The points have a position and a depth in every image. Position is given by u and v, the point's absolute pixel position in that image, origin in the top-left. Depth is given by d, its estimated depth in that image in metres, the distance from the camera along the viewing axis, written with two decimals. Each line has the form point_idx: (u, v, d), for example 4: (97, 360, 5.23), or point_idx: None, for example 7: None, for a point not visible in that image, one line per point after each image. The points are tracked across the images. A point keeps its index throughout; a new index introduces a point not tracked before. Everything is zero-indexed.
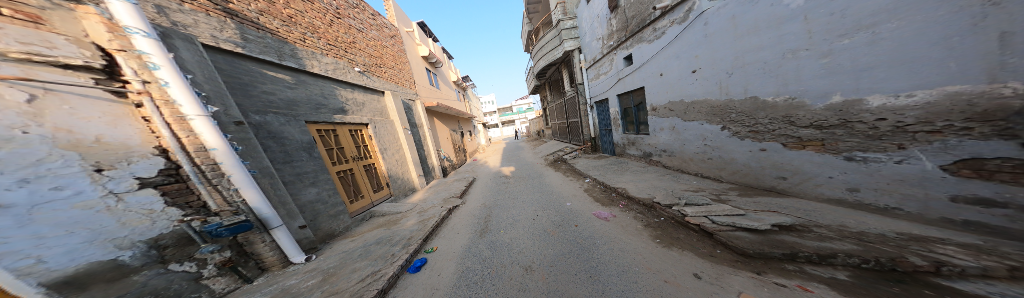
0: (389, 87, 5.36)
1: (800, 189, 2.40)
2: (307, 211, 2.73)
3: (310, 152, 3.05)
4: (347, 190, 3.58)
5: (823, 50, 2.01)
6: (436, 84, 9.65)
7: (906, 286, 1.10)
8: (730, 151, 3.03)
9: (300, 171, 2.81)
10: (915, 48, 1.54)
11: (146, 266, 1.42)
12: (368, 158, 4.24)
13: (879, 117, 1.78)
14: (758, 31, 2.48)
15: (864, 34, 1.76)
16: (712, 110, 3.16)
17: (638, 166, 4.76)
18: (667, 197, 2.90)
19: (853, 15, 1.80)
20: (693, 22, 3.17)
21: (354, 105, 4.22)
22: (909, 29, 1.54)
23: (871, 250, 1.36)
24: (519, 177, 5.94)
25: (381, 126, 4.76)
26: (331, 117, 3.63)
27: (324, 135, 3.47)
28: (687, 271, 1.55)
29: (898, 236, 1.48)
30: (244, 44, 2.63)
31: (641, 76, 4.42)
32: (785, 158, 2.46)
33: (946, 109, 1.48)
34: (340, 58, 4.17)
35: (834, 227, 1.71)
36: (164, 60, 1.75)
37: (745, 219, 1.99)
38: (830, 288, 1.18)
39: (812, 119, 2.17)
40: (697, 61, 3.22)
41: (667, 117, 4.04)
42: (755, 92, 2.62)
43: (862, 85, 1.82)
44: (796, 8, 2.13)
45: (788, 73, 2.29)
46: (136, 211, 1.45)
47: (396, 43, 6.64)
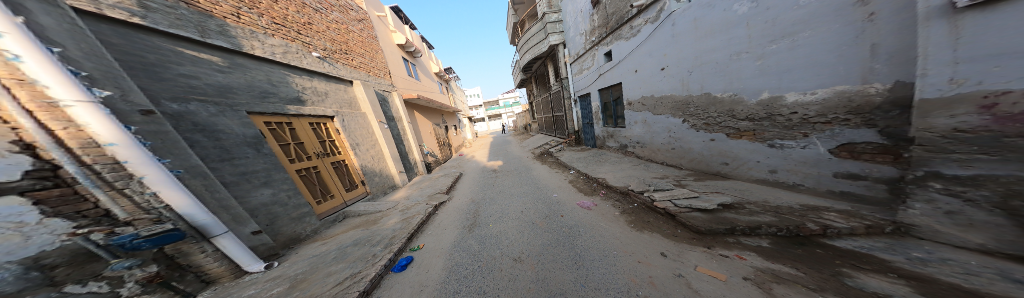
0: (357, 77, 4.87)
1: (736, 172, 2.80)
2: (260, 215, 2.42)
3: (258, 148, 2.66)
4: (312, 190, 3.25)
5: (759, 54, 2.31)
6: (415, 75, 9.02)
7: (806, 248, 1.39)
8: (688, 142, 3.38)
9: (245, 170, 2.45)
10: (820, 54, 1.89)
11: (32, 291, 1.11)
12: (336, 154, 3.87)
13: (792, 111, 2.15)
14: (714, 33, 2.75)
15: (786, 41, 2.08)
16: (676, 105, 3.47)
17: (616, 157, 5.09)
18: (639, 185, 3.18)
19: (780, 24, 2.10)
20: (662, 22, 3.39)
21: (314, 94, 3.76)
22: (818, 38, 1.88)
23: (783, 220, 1.67)
24: (508, 171, 5.96)
25: (350, 119, 4.33)
26: (284, 108, 3.20)
27: (276, 129, 3.05)
28: (655, 251, 1.74)
29: (800, 207, 1.84)
30: (144, 13, 2.13)
31: (620, 72, 4.64)
32: (728, 147, 2.82)
33: (835, 105, 1.88)
34: (292, 41, 3.64)
35: (759, 203, 2.05)
36: (6, 24, 1.24)
37: (698, 200, 2.27)
38: (758, 256, 1.44)
39: (747, 113, 2.53)
40: (666, 59, 3.47)
41: (640, 112, 4.33)
42: (708, 89, 2.94)
43: (782, 84, 2.18)
44: (741, 15, 2.42)
45: (733, 73, 2.60)
46: (2, 223, 1.10)
47: (366, 28, 6.01)
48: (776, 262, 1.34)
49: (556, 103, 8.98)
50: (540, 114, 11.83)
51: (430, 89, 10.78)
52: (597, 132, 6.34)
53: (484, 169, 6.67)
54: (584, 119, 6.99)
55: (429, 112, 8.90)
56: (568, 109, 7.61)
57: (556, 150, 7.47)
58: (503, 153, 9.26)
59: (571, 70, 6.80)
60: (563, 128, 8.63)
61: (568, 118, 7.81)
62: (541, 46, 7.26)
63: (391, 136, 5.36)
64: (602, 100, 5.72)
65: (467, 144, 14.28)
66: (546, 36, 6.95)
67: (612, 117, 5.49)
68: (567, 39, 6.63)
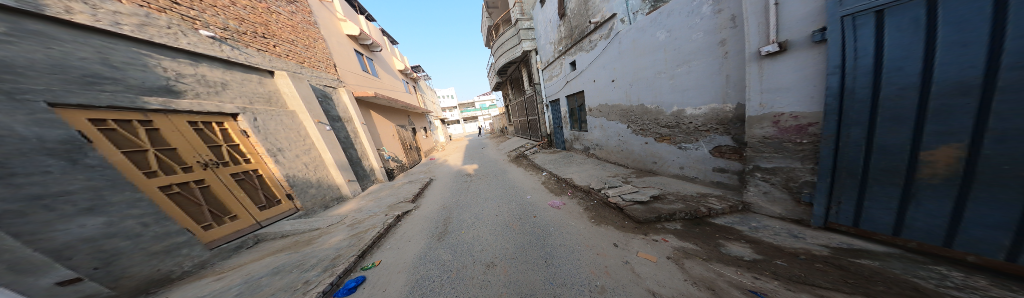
0: (281, 67, 3.95)
1: (661, 169, 3.45)
2: (82, 255, 1.59)
3: (81, 157, 1.73)
4: (192, 212, 2.39)
5: (671, 74, 3.02)
6: (374, 71, 7.95)
7: (702, 227, 1.93)
8: (631, 144, 4.01)
9: (47, 192, 1.53)
10: (703, 79, 2.69)
11: None
12: (236, 163, 2.97)
13: (690, 121, 2.92)
14: (645, 54, 3.34)
15: (686, 67, 2.84)
16: (623, 113, 4.04)
17: (581, 159, 5.57)
18: (597, 183, 3.56)
19: (683, 52, 2.84)
20: (612, 40, 3.94)
21: (195, 82, 2.79)
22: (702, 68, 2.67)
23: (687, 207, 2.21)
24: (484, 174, 5.80)
25: (268, 118, 3.45)
26: (138, 99, 2.24)
27: (117, 128, 2.10)
28: (609, 242, 1.97)
29: (698, 196, 2.46)
30: None
31: (582, 81, 5.14)
32: (655, 149, 3.48)
33: (711, 118, 2.70)
34: (161, 12, 2.66)
35: (677, 193, 2.59)
36: None
37: (637, 194, 2.72)
38: (678, 238, 1.81)
39: (665, 122, 3.22)
40: (615, 72, 4.03)
41: (598, 118, 4.87)
42: (642, 100, 3.56)
43: (684, 101, 2.94)
44: (662, 41, 3.06)
45: (657, 89, 3.26)
46: None
47: (300, 11, 5.00)
48: (687, 241, 1.76)
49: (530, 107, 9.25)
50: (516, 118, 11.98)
51: (394, 86, 9.70)
52: (566, 136, 6.78)
53: (457, 174, 6.25)
54: (555, 123, 7.42)
55: (391, 112, 7.93)
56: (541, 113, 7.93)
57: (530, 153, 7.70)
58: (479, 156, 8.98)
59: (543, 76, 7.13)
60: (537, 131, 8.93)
61: (541, 122, 8.15)
62: (515, 50, 7.46)
63: (336, 139, 4.51)
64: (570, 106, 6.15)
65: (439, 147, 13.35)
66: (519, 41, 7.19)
67: (579, 122, 5.95)
68: (539, 46, 6.95)
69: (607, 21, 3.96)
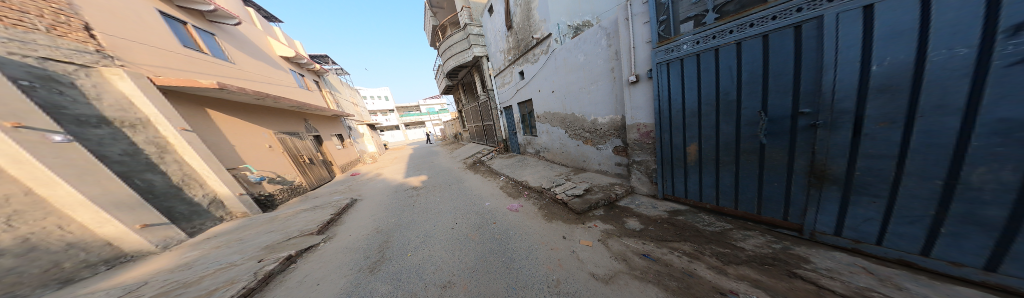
0: None
1: (591, 166, 4.17)
2: None
3: None
4: None
5: (590, 89, 3.75)
6: (217, 53, 5.34)
7: (611, 210, 2.65)
8: (568, 147, 4.70)
9: None
10: (606, 95, 3.48)
11: None
12: None
13: (601, 128, 3.74)
14: (573, 71, 4.00)
15: (598, 85, 3.59)
16: (561, 120, 4.69)
17: (534, 161, 5.97)
18: (545, 182, 3.98)
19: (594, 73, 3.58)
20: (549, 55, 4.52)
21: None
22: (606, 86, 3.45)
23: (603, 195, 2.92)
24: (433, 185, 5.30)
25: None
26: None
27: None
28: (559, 236, 2.24)
29: (609, 186, 3.25)
30: None
31: (529, 90, 5.61)
32: (583, 150, 4.27)
33: (611, 125, 3.55)
34: None
35: (601, 185, 3.31)
36: None
37: (574, 188, 3.26)
38: (604, 222, 2.36)
39: (588, 128, 4.01)
40: (553, 84, 4.63)
41: (544, 124, 5.39)
42: (573, 110, 4.25)
43: (597, 111, 3.72)
44: (582, 61, 3.76)
45: (582, 101, 3.98)
46: None
47: None
48: (608, 224, 2.30)
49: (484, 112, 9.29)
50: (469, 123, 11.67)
51: (279, 80, 7.20)
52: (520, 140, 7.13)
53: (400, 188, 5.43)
54: (509, 128, 7.68)
55: (256, 113, 5.73)
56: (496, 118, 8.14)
57: (487, 158, 7.68)
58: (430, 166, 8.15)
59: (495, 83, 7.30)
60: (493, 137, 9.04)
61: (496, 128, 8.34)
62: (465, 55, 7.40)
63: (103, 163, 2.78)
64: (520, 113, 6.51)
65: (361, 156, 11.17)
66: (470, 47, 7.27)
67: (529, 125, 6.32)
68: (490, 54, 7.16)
69: (546, 38, 4.49)
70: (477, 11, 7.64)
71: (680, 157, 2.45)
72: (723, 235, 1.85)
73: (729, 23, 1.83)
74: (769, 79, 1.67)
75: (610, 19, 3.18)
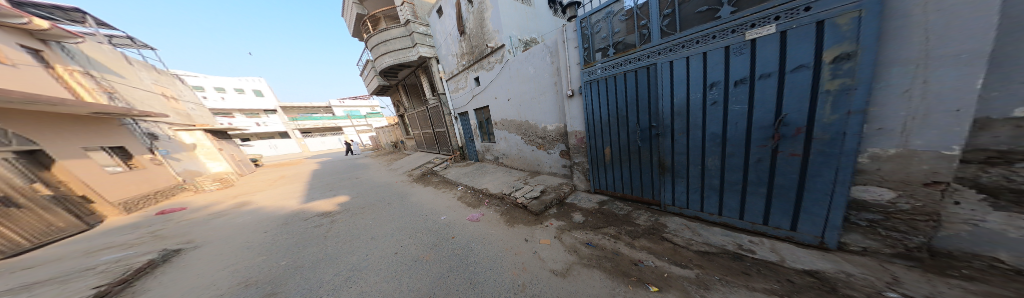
0: None
1: (547, 168, 4.80)
2: None
3: None
4: None
5: (540, 99, 4.31)
6: None
7: (563, 209, 3.33)
8: (527, 156, 5.24)
9: None
10: (552, 105, 4.10)
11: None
12: None
13: (551, 135, 4.40)
14: (526, 81, 4.50)
15: (546, 95, 4.17)
16: (518, 127, 5.15)
17: (493, 167, 6.20)
18: (506, 188, 4.33)
19: (541, 85, 4.16)
20: (504, 65, 4.97)
21: None
22: (552, 97, 4.06)
23: (552, 196, 3.61)
24: (361, 209, 4.49)
25: None
26: None
27: None
28: (522, 239, 2.65)
29: (558, 187, 3.98)
30: None
31: (485, 97, 5.86)
32: (538, 156, 4.90)
33: (558, 131, 4.21)
34: None
35: (553, 188, 3.97)
36: None
37: (533, 193, 3.79)
38: (558, 221, 2.97)
39: (541, 135, 4.62)
40: (509, 93, 5.05)
41: (502, 130, 5.74)
42: (528, 116, 4.77)
43: (547, 118, 4.32)
44: (532, 73, 4.28)
45: (535, 108, 4.52)
46: None
47: None
48: (561, 222, 2.94)
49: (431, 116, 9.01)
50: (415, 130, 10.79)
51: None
52: (477, 149, 7.23)
53: (308, 217, 4.34)
54: (466, 135, 7.61)
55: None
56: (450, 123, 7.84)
57: (439, 168, 7.27)
58: (366, 183, 6.96)
59: (449, 89, 7.35)
60: (445, 145, 8.73)
61: (450, 135, 8.08)
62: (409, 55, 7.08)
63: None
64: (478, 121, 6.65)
65: (164, 162, 8.04)
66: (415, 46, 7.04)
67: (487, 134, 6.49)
68: (442, 57, 7.23)
69: (501, 47, 5.07)
70: (422, 9, 7.48)
71: (596, 156, 3.38)
72: (624, 216, 2.80)
73: (622, 57, 2.67)
74: (636, 101, 2.67)
75: (552, 40, 3.69)
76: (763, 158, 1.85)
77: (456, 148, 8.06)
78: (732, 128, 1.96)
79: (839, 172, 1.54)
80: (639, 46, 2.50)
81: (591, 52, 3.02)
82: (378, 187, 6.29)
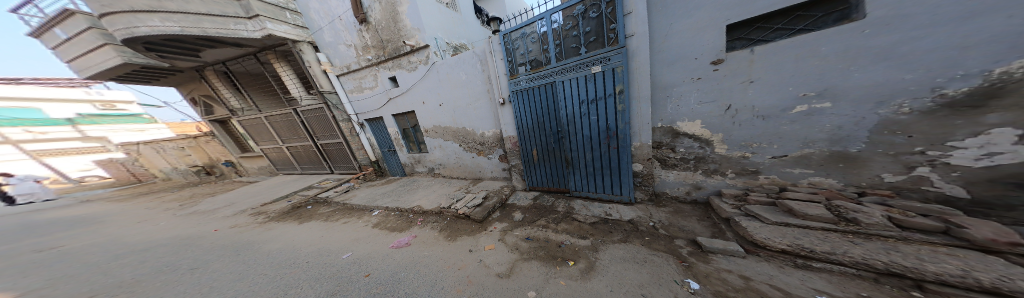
0: None
1: (487, 173, 5.44)
2: None
3: None
4: None
5: (474, 107, 4.77)
6: None
7: (503, 212, 3.97)
8: (467, 162, 5.60)
9: None
10: (485, 113, 4.67)
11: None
12: None
13: (488, 142, 5.00)
14: (458, 87, 4.76)
15: (479, 103, 4.66)
16: (455, 134, 5.41)
17: (428, 181, 6.26)
18: (446, 201, 4.51)
19: (473, 93, 4.61)
20: (431, 67, 4.93)
21: None
22: (485, 107, 4.61)
23: (495, 203, 4.18)
24: (110, 296, 2.68)
25: None
26: None
27: None
28: (467, 251, 2.92)
29: (499, 192, 4.66)
30: None
31: (410, 101, 5.62)
32: (475, 162, 5.44)
33: (494, 139, 4.88)
34: None
35: (496, 193, 4.59)
36: None
37: (475, 201, 4.20)
38: (502, 223, 3.59)
39: (479, 142, 5.13)
40: (440, 98, 5.12)
41: (435, 138, 5.82)
42: (463, 124, 5.13)
43: (481, 124, 4.86)
44: (465, 79, 4.58)
45: (470, 115, 4.93)
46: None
47: None
48: (503, 224, 3.55)
49: (315, 128, 7.72)
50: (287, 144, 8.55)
51: None
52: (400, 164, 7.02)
53: None
54: (383, 147, 7.14)
55: None
56: (352, 137, 7.23)
57: (335, 195, 6.34)
58: (134, 245, 4.47)
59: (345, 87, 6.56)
60: (349, 161, 7.96)
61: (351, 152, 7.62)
62: (235, 27, 5.32)
63: None
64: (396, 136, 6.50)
65: None
66: (257, 18, 5.41)
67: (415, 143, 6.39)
68: (322, 44, 6.25)
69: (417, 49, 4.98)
70: None
71: (526, 157, 4.38)
72: (548, 208, 3.82)
73: (534, 74, 3.61)
74: (544, 115, 3.76)
75: (480, 49, 4.16)
76: (603, 149, 3.39)
77: (365, 163, 7.64)
78: (590, 130, 3.38)
79: (625, 155, 3.24)
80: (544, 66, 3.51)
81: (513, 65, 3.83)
82: (173, 246, 4.17)
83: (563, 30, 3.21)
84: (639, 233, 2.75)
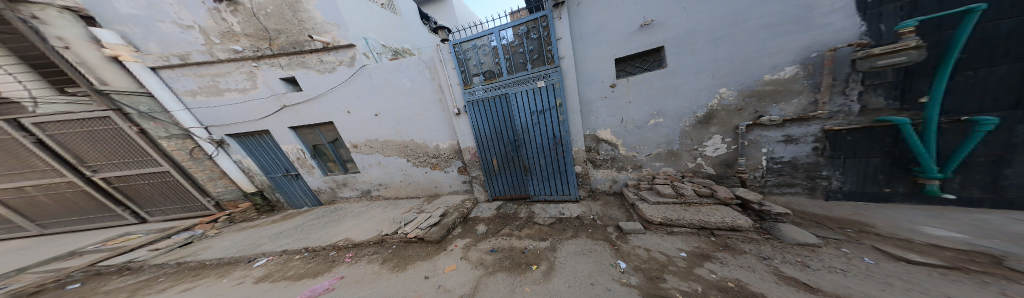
0: None
1: (440, 188, 5.83)
2: None
3: None
4: None
5: (422, 116, 4.97)
6: None
7: (462, 229, 4.23)
8: (416, 177, 5.77)
9: None
10: (436, 122, 4.96)
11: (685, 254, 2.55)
12: None
13: (440, 155, 5.33)
14: (401, 95, 4.80)
15: (430, 113, 4.89)
16: (399, 148, 5.45)
17: (361, 206, 6.08)
18: (392, 227, 4.38)
19: (422, 102, 4.81)
20: (360, 69, 4.67)
21: None
22: (437, 117, 4.90)
23: (456, 222, 4.41)
24: None
25: None
26: None
27: None
28: (423, 277, 2.91)
29: (462, 207, 4.99)
30: None
31: (326, 111, 5.16)
32: (419, 178, 5.76)
33: (448, 151, 5.24)
34: None
35: (459, 209, 4.86)
36: None
37: (431, 221, 4.29)
38: (466, 238, 3.84)
39: (433, 155, 5.37)
40: (376, 107, 5.01)
41: (370, 154, 5.67)
42: (411, 136, 5.25)
43: (433, 134, 5.12)
44: (409, 87, 4.69)
45: (420, 125, 5.09)
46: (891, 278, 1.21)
47: None
48: (467, 241, 3.76)
49: (86, 151, 5.32)
50: (64, 178, 5.57)
51: None
52: (306, 187, 6.39)
53: None
54: (274, 172, 6.20)
55: None
56: (185, 162, 5.58)
57: (152, 256, 4.52)
58: None
59: (173, 86, 5.03)
60: (189, 200, 6.22)
61: (190, 186, 5.96)
62: None
63: None
64: (293, 155, 5.83)
65: None
66: None
67: (336, 163, 5.99)
68: (115, 16, 4.38)
69: (327, 48, 4.57)
70: None
71: (488, 164, 4.89)
72: (513, 217, 4.41)
73: (492, 84, 4.14)
74: (504, 125, 4.35)
75: (428, 57, 4.41)
76: (548, 152, 4.30)
77: (225, 199, 6.28)
78: (540, 137, 4.22)
79: (564, 156, 4.24)
80: (498, 77, 4.09)
81: (468, 76, 4.28)
82: None
83: (511, 46, 3.87)
84: (584, 228, 3.64)
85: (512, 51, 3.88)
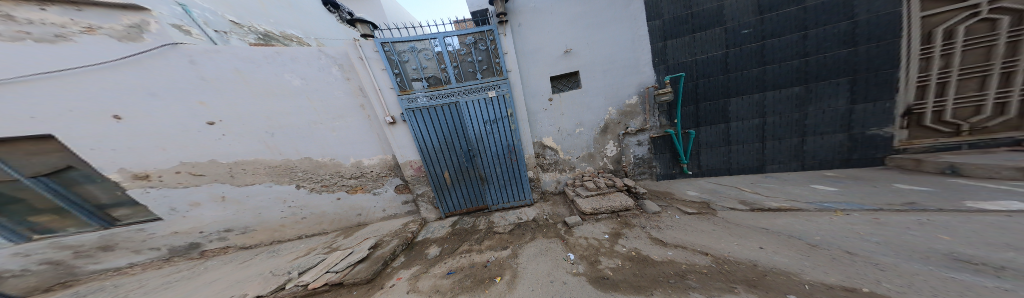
0: None
1: (368, 213, 4.38)
2: None
3: None
4: None
5: (330, 127, 3.65)
6: None
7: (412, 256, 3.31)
8: (318, 205, 4.01)
9: None
10: (362, 133, 3.84)
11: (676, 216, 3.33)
12: None
13: (345, 172, 3.97)
14: (274, 95, 3.24)
15: (342, 122, 3.68)
16: (274, 170, 3.56)
17: (159, 276, 3.14)
18: (268, 284, 2.78)
19: (327, 106, 3.54)
20: (164, 46, 2.65)
21: None
22: (354, 129, 3.78)
23: (385, 254, 3.27)
24: None
25: None
26: None
27: None
28: None
29: (380, 235, 3.86)
30: None
31: (24, 114, 2.36)
32: (306, 206, 3.95)
33: (373, 167, 4.11)
34: None
35: (385, 236, 3.80)
36: None
37: (353, 258, 3.12)
38: (412, 268, 3.00)
39: (351, 174, 4.01)
40: (206, 107, 2.98)
41: (182, 192, 3.20)
42: (306, 153, 3.66)
43: (356, 152, 3.90)
44: (297, 87, 3.33)
45: (320, 139, 3.65)
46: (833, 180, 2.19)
47: None
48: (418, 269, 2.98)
49: None
50: None
51: None
52: None
53: None
54: None
55: None
56: None
57: None
58: None
59: None
60: None
61: None
62: None
63: None
64: None
65: None
66: None
67: (65, 212, 2.89)
68: None
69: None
70: None
71: (432, 180, 4.17)
72: (468, 232, 3.86)
73: (435, 91, 3.70)
74: (455, 136, 3.89)
75: (338, 51, 3.43)
76: (513, 162, 4.23)
77: None
78: (494, 148, 4.10)
79: (522, 166, 4.33)
80: (445, 84, 3.74)
81: (406, 80, 3.67)
82: None
83: (459, 54, 3.74)
84: (540, 228, 3.67)
85: (461, 58, 3.74)
